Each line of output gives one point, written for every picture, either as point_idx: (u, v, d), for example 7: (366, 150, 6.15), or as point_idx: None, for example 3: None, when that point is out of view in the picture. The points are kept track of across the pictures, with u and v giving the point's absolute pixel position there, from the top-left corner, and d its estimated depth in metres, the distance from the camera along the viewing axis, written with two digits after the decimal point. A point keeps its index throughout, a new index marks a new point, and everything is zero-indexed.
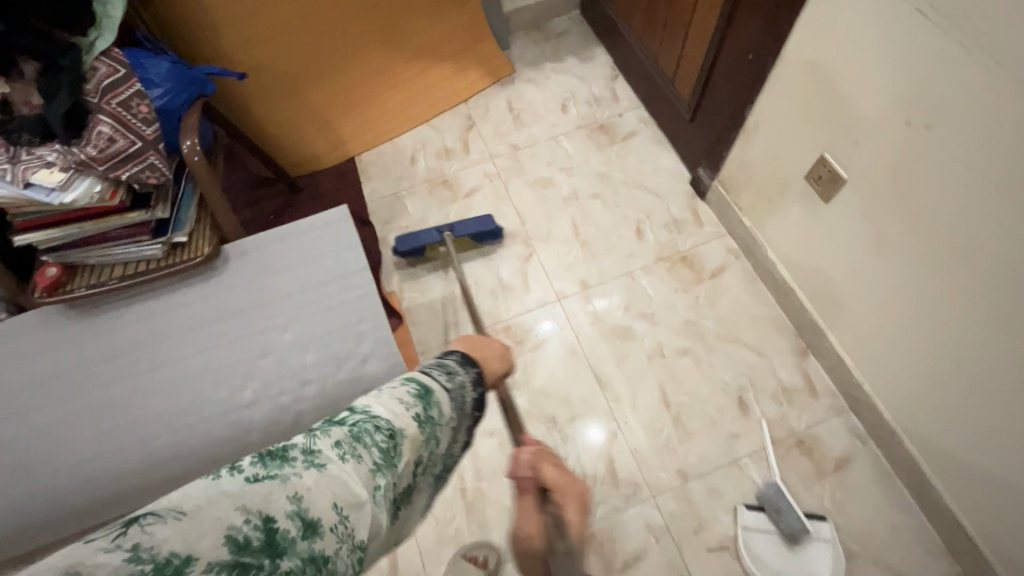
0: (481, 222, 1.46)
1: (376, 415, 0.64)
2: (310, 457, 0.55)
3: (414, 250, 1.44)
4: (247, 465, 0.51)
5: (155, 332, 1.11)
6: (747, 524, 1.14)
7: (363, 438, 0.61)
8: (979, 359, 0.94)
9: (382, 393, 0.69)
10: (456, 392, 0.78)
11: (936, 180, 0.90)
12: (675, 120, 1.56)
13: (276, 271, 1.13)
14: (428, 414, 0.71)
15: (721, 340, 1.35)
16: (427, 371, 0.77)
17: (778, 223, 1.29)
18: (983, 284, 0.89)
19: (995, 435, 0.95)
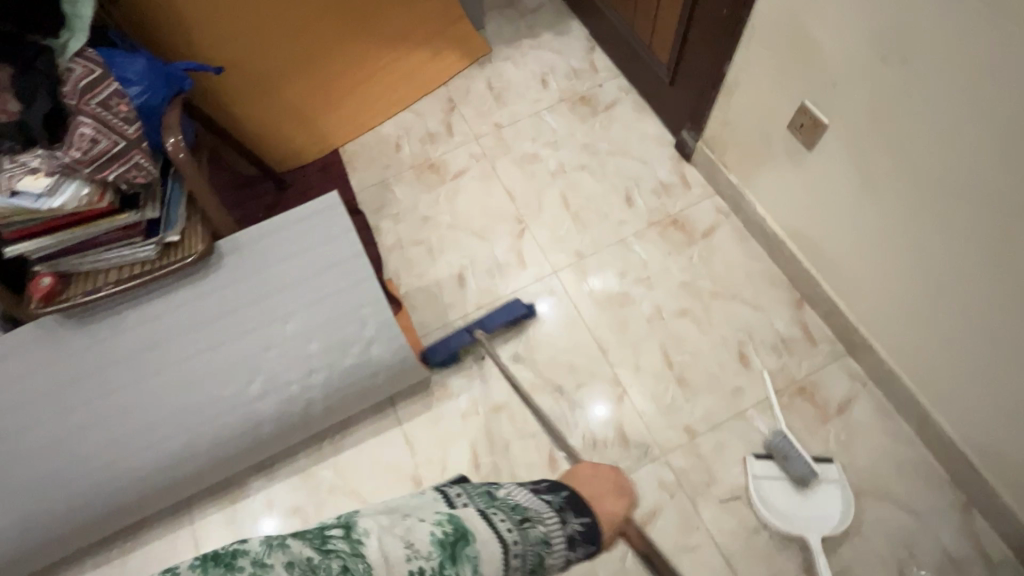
0: (508, 309, 1.34)
1: (362, 554, 0.65)
2: (258, 568, 0.60)
3: (447, 357, 1.30)
4: (188, 567, 0.60)
5: (155, 337, 1.10)
6: (758, 473, 1.16)
7: (320, 571, 0.62)
8: (980, 292, 0.95)
9: (398, 526, 0.70)
10: (525, 547, 0.77)
11: (912, 117, 0.92)
12: (655, 86, 1.57)
13: (275, 264, 1.12)
14: (450, 567, 0.69)
15: (717, 298, 1.37)
16: (493, 517, 0.78)
17: (763, 177, 1.31)
18: (971, 206, 0.90)
19: (989, 360, 0.98)
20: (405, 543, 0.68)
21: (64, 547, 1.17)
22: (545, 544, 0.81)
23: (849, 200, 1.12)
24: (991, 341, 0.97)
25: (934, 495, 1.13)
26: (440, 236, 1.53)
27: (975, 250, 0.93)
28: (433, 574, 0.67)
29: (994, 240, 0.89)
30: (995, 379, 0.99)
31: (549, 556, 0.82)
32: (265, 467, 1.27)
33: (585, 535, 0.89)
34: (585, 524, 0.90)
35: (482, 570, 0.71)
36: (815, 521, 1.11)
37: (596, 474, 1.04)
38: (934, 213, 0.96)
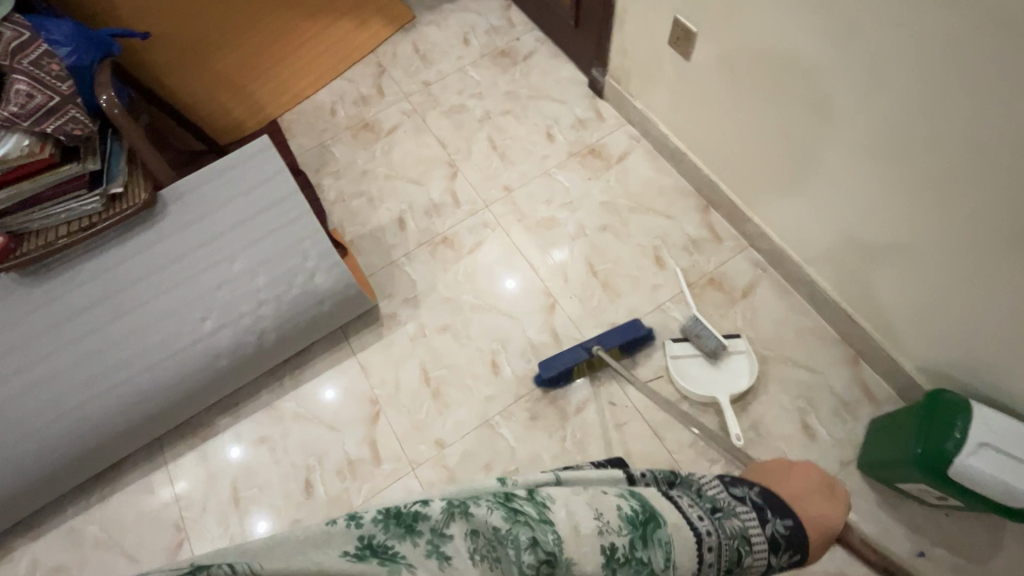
0: (627, 327, 1.30)
1: (551, 524, 0.63)
2: (437, 541, 0.58)
3: (560, 373, 1.27)
4: (366, 521, 0.56)
5: (110, 286, 1.18)
6: (677, 354, 1.30)
7: (508, 546, 0.60)
8: (845, 168, 1.10)
9: (586, 495, 0.68)
10: (724, 539, 0.74)
11: (767, 11, 1.07)
12: (565, 31, 1.70)
13: (216, 207, 1.22)
14: (639, 556, 0.66)
15: (634, 212, 1.51)
16: (676, 497, 0.77)
17: (662, 95, 1.46)
18: (825, 90, 1.05)
19: (861, 226, 1.14)
20: (595, 517, 0.65)
21: (47, 496, 1.26)
22: (740, 538, 0.77)
23: (730, 99, 1.27)
24: (861, 211, 1.12)
25: (825, 352, 1.30)
26: (380, 187, 1.64)
27: (835, 131, 1.07)
28: (626, 560, 0.65)
29: (840, 97, 1.03)
30: (868, 243, 1.14)
31: (744, 554, 0.77)
32: (231, 406, 1.38)
33: (789, 540, 0.84)
34: (791, 528, 0.85)
35: (675, 559, 0.69)
36: (724, 386, 1.26)
37: (801, 471, 0.96)
38: (794, 85, 1.10)
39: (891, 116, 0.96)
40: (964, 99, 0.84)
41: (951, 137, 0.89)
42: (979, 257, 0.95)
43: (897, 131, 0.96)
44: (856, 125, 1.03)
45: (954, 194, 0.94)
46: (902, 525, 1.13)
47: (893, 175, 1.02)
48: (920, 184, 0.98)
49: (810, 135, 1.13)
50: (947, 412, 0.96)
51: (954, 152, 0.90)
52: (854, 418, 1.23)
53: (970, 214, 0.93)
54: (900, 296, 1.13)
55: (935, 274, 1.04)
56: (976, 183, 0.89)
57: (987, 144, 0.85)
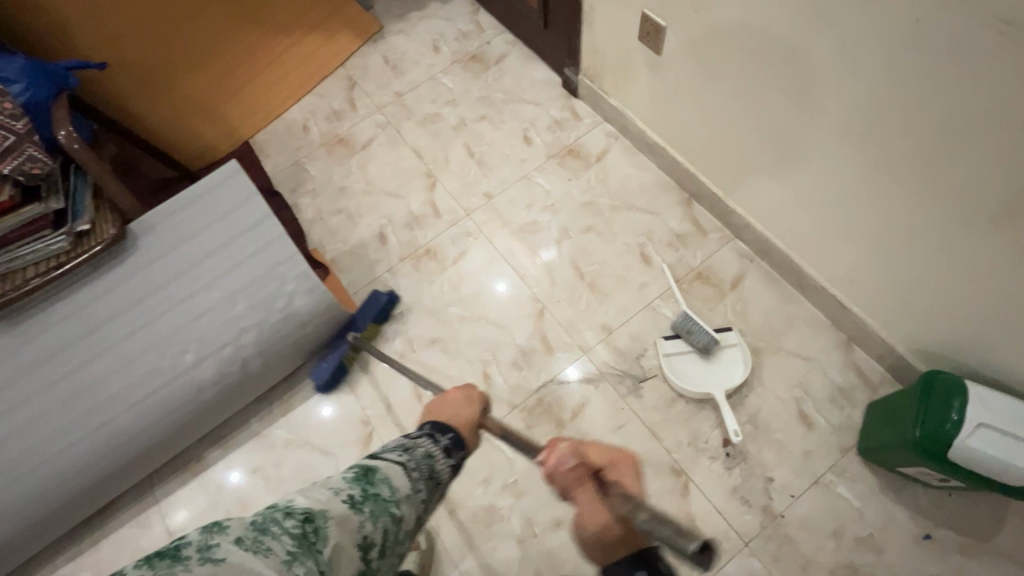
0: (370, 302, 1.38)
1: (294, 502, 0.61)
2: (205, 552, 0.53)
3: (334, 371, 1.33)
4: (130, 569, 0.51)
5: (84, 327, 1.13)
6: (669, 352, 1.29)
7: (272, 528, 0.57)
8: (823, 154, 1.09)
9: (316, 484, 0.66)
10: (421, 462, 0.74)
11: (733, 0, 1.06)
12: (535, 32, 1.69)
13: (191, 236, 1.19)
14: (372, 491, 0.67)
15: (616, 211, 1.49)
16: (377, 451, 0.73)
17: (637, 92, 1.44)
18: (797, 77, 1.04)
19: (844, 210, 1.13)
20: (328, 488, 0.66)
21: (36, 544, 1.21)
22: (431, 458, 0.76)
23: (702, 91, 1.26)
24: (839, 196, 1.12)
25: (819, 339, 1.29)
26: (358, 202, 1.61)
27: (808, 117, 1.07)
28: (362, 500, 0.65)
29: (817, 81, 1.01)
30: (853, 226, 1.13)
31: (437, 466, 0.76)
32: (221, 437, 1.35)
33: (453, 443, 0.81)
34: (456, 436, 0.83)
35: (394, 481, 0.69)
36: (720, 381, 1.25)
37: (444, 398, 0.91)
38: (770, 72, 1.08)
39: (869, 99, 0.95)
40: (937, 76, 0.84)
41: (929, 118, 0.88)
42: (965, 235, 0.94)
43: (876, 114, 0.95)
44: (834, 109, 1.02)
45: (935, 174, 0.93)
46: (907, 509, 1.12)
47: (873, 157, 1.01)
48: (902, 162, 0.97)
49: (787, 121, 1.12)
50: (943, 395, 0.95)
51: (932, 132, 0.89)
52: (852, 404, 1.22)
53: (953, 193, 0.92)
54: (888, 279, 1.13)
55: (920, 251, 1.03)
56: (957, 162, 0.89)
57: (958, 120, 0.85)
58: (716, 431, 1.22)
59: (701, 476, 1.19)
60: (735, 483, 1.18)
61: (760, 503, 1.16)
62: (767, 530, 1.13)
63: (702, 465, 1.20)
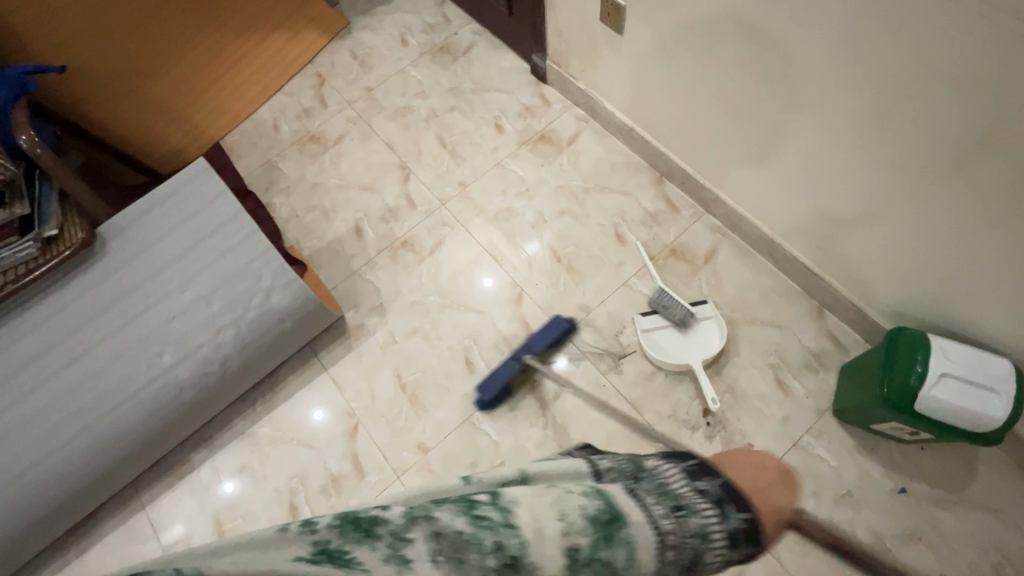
0: (550, 327, 1.31)
1: (513, 529, 0.57)
2: (396, 546, 0.55)
3: (498, 393, 1.28)
4: (326, 530, 0.56)
5: (57, 333, 1.13)
6: (647, 328, 1.31)
7: (472, 552, 0.55)
8: (785, 122, 1.11)
9: (550, 499, 0.61)
10: (687, 541, 0.61)
11: None
12: (500, 21, 1.70)
13: (162, 236, 1.19)
14: (602, 556, 0.57)
15: (590, 193, 1.51)
16: (642, 499, 0.63)
17: (604, 74, 1.46)
18: (758, 46, 1.05)
19: (806, 177, 1.15)
20: (559, 517, 0.58)
21: (19, 558, 1.20)
22: (704, 538, 0.62)
23: (662, 67, 1.28)
24: (802, 164, 1.14)
25: (791, 307, 1.31)
26: (333, 198, 1.61)
27: (770, 87, 1.09)
28: (588, 564, 0.56)
29: (771, 49, 1.04)
30: (817, 192, 1.15)
31: (705, 554, 0.61)
32: (205, 439, 1.34)
33: (747, 532, 0.65)
34: (745, 520, 0.65)
35: (639, 558, 0.58)
36: (697, 353, 1.27)
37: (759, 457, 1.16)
38: (726, 44, 1.10)
39: (820, 64, 0.97)
40: (893, 35, 0.85)
41: (878, 76, 0.91)
42: (925, 193, 0.97)
43: (828, 77, 0.98)
44: (788, 76, 1.04)
45: (888, 133, 0.96)
46: (882, 466, 1.15)
47: (828, 121, 1.03)
48: (863, 125, 0.98)
49: (746, 93, 1.14)
50: (907, 349, 0.97)
51: (882, 91, 0.92)
52: (825, 368, 1.25)
53: (906, 150, 0.95)
54: (857, 242, 1.15)
55: (884, 212, 1.06)
56: (906, 119, 0.91)
57: (915, 80, 0.86)
58: (696, 402, 1.25)
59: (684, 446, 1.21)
60: (716, 452, 1.20)
61: None
62: None
63: (682, 436, 1.22)
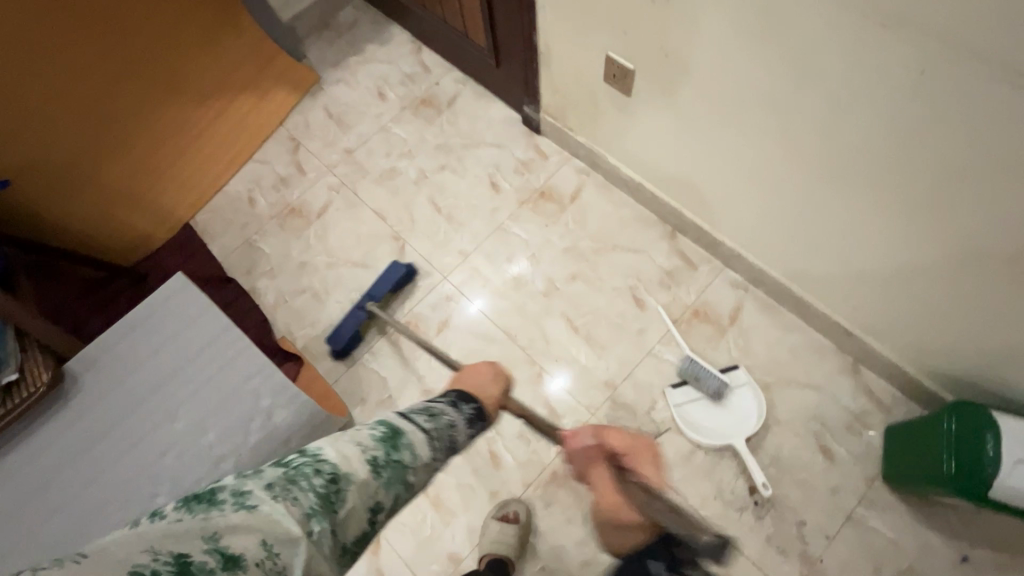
0: (389, 274, 1.39)
1: (324, 457, 0.63)
2: (239, 498, 0.55)
3: (349, 341, 1.34)
4: (169, 510, 0.53)
5: (26, 490, 0.98)
6: (679, 402, 1.24)
7: (300, 481, 0.59)
8: (820, 196, 1.05)
9: (343, 435, 0.68)
10: (440, 431, 0.78)
11: (718, 51, 0.99)
12: (486, 71, 1.60)
13: (139, 363, 1.07)
14: (395, 457, 0.69)
15: (600, 253, 1.42)
16: (406, 415, 0.76)
17: (607, 129, 1.38)
18: (795, 124, 0.98)
19: (845, 248, 1.09)
20: (356, 443, 0.67)
21: None
22: (452, 428, 0.82)
23: (674, 126, 1.20)
24: (839, 234, 1.08)
25: (826, 365, 1.26)
26: (323, 277, 1.48)
27: (807, 164, 1.02)
28: (386, 464, 0.68)
29: (815, 126, 0.95)
30: (858, 263, 1.09)
31: (456, 438, 0.82)
32: None
33: (475, 414, 0.89)
34: (477, 408, 0.91)
35: (418, 458, 0.72)
36: (737, 428, 1.20)
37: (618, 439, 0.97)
38: (761, 120, 1.02)
39: (871, 143, 0.90)
40: (962, 128, 0.78)
41: (937, 162, 0.84)
42: (976, 271, 0.92)
43: (880, 158, 0.91)
44: (833, 153, 0.96)
45: (938, 214, 0.90)
46: (940, 533, 1.10)
47: (880, 200, 0.96)
48: (914, 204, 0.92)
49: (777, 163, 1.07)
50: (972, 429, 0.94)
51: (940, 176, 0.86)
52: (868, 430, 1.19)
53: (962, 233, 0.89)
54: (898, 310, 1.10)
55: (930, 284, 1.00)
56: (960, 203, 0.86)
57: (981, 171, 0.81)
58: (741, 480, 1.18)
59: (732, 531, 1.14)
60: (767, 533, 1.13)
61: (797, 551, 1.12)
62: None
63: (731, 519, 1.15)
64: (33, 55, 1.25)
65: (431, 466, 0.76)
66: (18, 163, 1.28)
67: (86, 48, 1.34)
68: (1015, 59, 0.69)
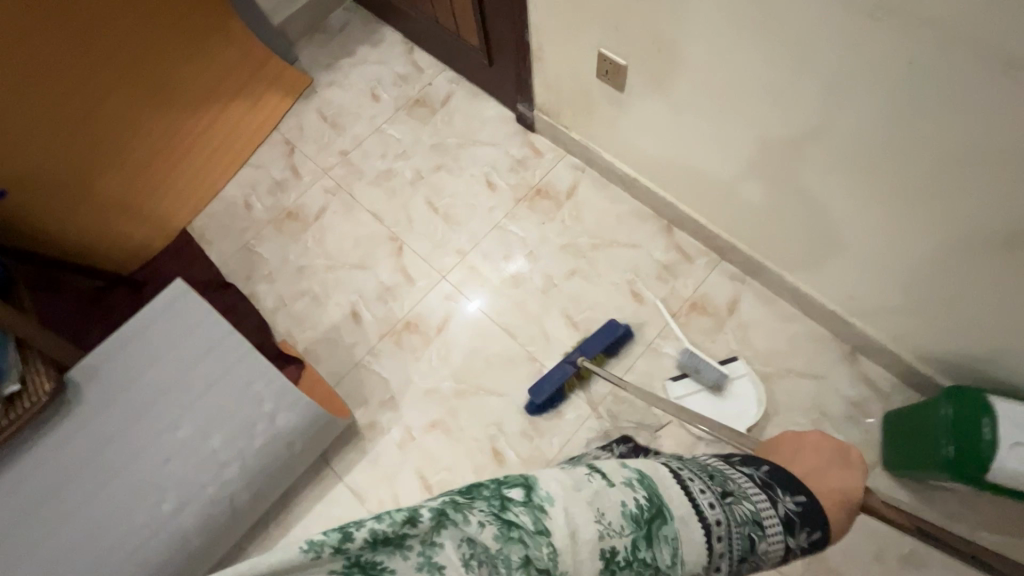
0: (608, 329, 1.29)
1: (547, 532, 0.55)
2: (429, 552, 0.50)
3: (551, 396, 1.25)
4: (362, 531, 0.46)
5: (31, 501, 0.98)
6: (680, 395, 1.25)
7: (501, 557, 0.53)
8: (813, 187, 1.06)
9: (587, 491, 0.60)
10: (678, 557, 0.64)
11: (708, 47, 1.00)
12: (479, 69, 1.60)
13: (142, 371, 1.06)
14: (642, 558, 0.61)
15: (598, 249, 1.43)
16: (637, 489, 0.64)
17: (601, 125, 1.38)
18: (789, 116, 0.98)
19: (839, 236, 1.10)
20: (594, 519, 0.58)
21: None
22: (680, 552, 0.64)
23: (667, 121, 1.21)
24: (833, 224, 1.09)
25: (824, 354, 1.27)
26: (323, 281, 1.48)
27: (801, 156, 1.03)
28: (611, 563, 0.59)
29: (810, 116, 0.96)
30: (853, 253, 1.10)
31: (682, 568, 0.64)
32: None
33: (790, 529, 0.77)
34: (760, 515, 0.74)
35: (662, 567, 0.62)
36: (738, 418, 1.21)
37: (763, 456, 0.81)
38: (757, 111, 1.03)
39: (866, 132, 0.90)
40: (952, 116, 0.79)
41: (931, 151, 0.85)
42: (966, 257, 0.93)
43: (875, 146, 0.91)
44: (826, 144, 0.97)
45: (932, 200, 0.91)
46: (941, 517, 1.12)
47: (873, 190, 0.97)
48: (907, 192, 0.93)
49: (773, 156, 1.07)
50: (971, 411, 0.95)
51: (934, 162, 0.86)
52: (867, 417, 1.21)
53: (954, 220, 0.91)
54: (892, 298, 1.11)
55: (922, 272, 1.02)
56: (954, 192, 0.87)
57: (972, 159, 0.82)
58: None
59: None
60: None
61: None
62: (812, 566, 1.11)
63: None
64: (25, 66, 1.24)
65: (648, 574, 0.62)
66: (17, 177, 1.29)
67: (78, 57, 1.33)
68: (1001, 47, 0.70)
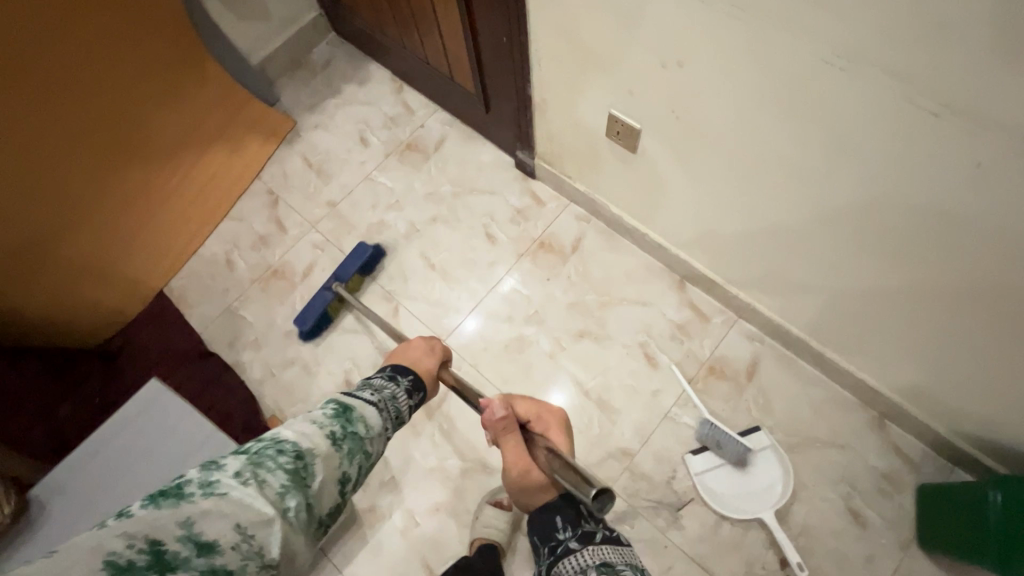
0: (357, 254, 1.38)
1: (284, 437, 0.66)
2: (209, 487, 0.57)
3: (318, 321, 1.33)
4: (134, 509, 0.52)
5: None
6: (699, 470, 1.17)
7: (266, 463, 0.62)
8: (846, 264, 0.98)
9: (300, 414, 0.71)
10: (386, 402, 0.81)
11: (730, 119, 0.91)
12: (473, 112, 1.51)
13: (108, 488, 0.95)
14: (350, 430, 0.73)
15: (606, 308, 1.34)
16: (356, 390, 0.81)
17: (607, 179, 1.30)
18: (821, 192, 0.90)
19: (871, 313, 1.02)
20: (311, 420, 0.70)
21: None
22: (398, 400, 0.84)
23: (676, 183, 1.13)
24: (863, 300, 1.01)
25: (850, 421, 1.20)
26: (313, 347, 1.38)
27: (833, 234, 0.95)
28: (343, 436, 0.71)
29: (850, 198, 0.87)
30: (885, 330, 1.03)
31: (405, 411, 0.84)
32: None
33: (414, 384, 0.89)
34: (416, 378, 0.90)
35: (378, 419, 0.78)
36: (763, 497, 1.14)
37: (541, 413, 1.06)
38: (782, 186, 0.95)
39: (911, 223, 0.83)
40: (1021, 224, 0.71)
41: (989, 251, 0.77)
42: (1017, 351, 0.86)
43: (918, 237, 0.84)
44: (863, 226, 0.89)
45: (977, 294, 0.84)
46: None
47: (913, 275, 0.89)
48: (952, 284, 0.85)
49: (797, 228, 1.00)
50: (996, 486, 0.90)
51: (984, 261, 0.79)
52: (900, 491, 1.14)
53: (1006, 317, 0.83)
54: (924, 374, 1.04)
55: (962, 358, 0.95)
56: (1008, 291, 0.80)
57: None
58: (771, 552, 1.12)
59: None
60: None
61: None
62: None
63: None
64: None
65: (391, 435, 0.81)
66: None
67: (36, 125, 1.17)
68: None
